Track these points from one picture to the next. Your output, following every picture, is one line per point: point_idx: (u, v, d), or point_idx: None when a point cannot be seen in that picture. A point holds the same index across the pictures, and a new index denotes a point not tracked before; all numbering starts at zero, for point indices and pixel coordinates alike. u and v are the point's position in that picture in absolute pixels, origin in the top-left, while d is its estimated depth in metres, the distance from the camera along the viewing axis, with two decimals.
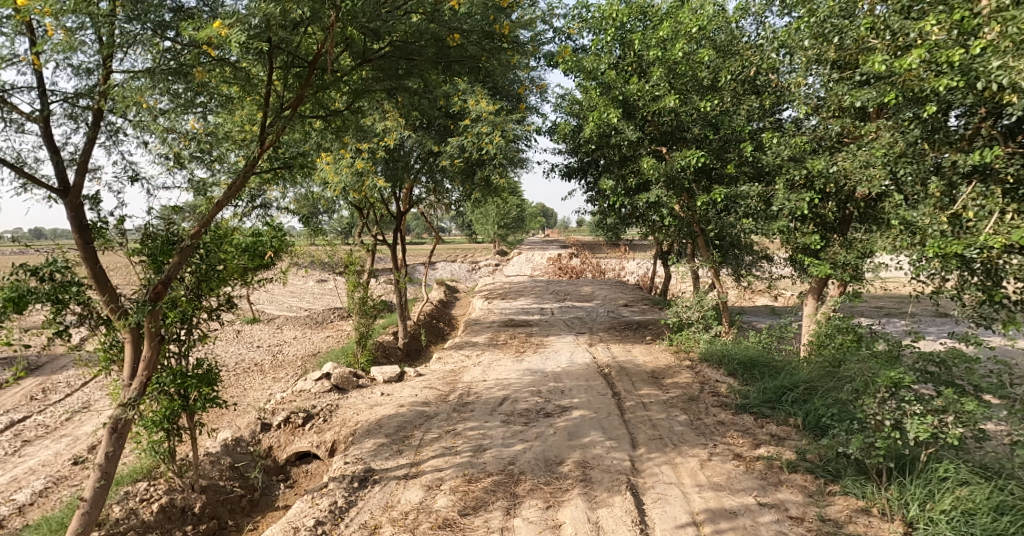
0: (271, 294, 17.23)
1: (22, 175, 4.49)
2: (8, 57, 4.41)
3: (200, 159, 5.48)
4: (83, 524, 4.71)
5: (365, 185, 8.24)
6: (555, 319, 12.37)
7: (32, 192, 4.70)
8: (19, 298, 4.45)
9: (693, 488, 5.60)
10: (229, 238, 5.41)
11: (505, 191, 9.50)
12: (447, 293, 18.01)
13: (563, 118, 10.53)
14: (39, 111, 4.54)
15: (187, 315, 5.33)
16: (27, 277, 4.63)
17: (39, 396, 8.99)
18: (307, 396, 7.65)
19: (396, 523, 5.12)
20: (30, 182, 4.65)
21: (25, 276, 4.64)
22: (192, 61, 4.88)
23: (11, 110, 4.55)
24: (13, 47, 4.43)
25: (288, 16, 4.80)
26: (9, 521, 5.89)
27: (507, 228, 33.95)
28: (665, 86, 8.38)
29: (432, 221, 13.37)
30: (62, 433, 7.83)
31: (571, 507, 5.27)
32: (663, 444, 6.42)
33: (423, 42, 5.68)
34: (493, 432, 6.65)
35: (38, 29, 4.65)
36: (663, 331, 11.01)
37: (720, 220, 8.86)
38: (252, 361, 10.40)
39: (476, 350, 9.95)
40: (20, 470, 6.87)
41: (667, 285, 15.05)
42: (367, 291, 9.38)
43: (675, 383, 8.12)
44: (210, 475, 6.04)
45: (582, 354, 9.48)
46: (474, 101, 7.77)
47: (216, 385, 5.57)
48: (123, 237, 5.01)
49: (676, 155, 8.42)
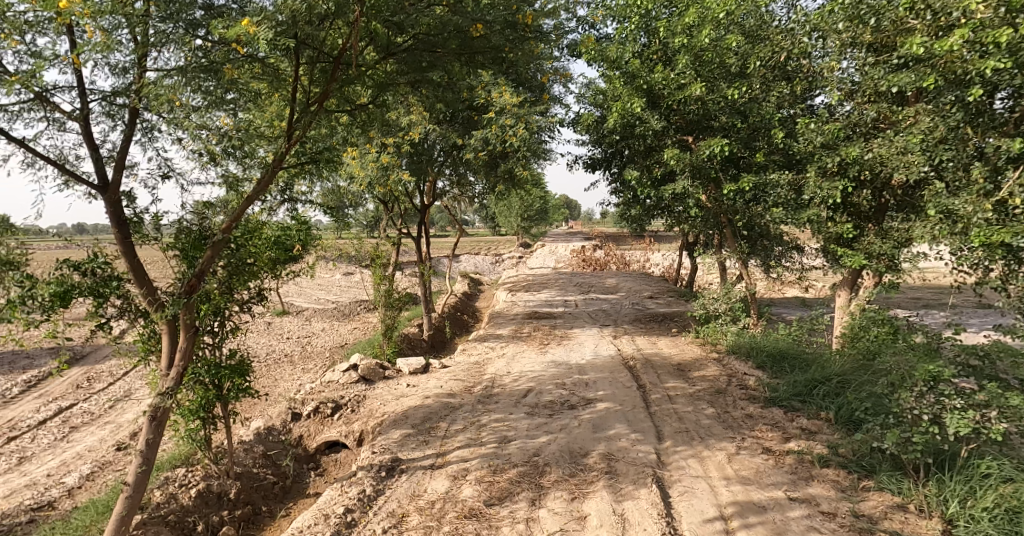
0: (298, 287, 17.64)
1: (65, 173, 4.69)
2: (50, 58, 4.57)
3: (232, 156, 5.72)
4: (127, 508, 4.87)
5: (389, 180, 8.18)
6: (579, 312, 12.30)
7: (73, 189, 4.91)
8: (64, 294, 4.73)
9: (721, 482, 5.55)
10: (259, 232, 5.67)
11: (528, 184, 9.33)
12: (470, 286, 18.11)
13: (586, 108, 10.40)
14: (79, 110, 4.71)
15: (220, 308, 5.61)
16: (70, 272, 4.87)
17: (83, 385, 9.37)
18: (335, 387, 7.78)
19: (422, 513, 5.23)
20: (71, 179, 4.85)
21: (68, 271, 4.89)
22: (222, 58, 5.13)
23: (53, 109, 4.74)
24: (55, 48, 4.59)
25: (313, 13, 4.99)
26: (60, 503, 6.20)
27: (530, 220, 33.42)
28: (690, 74, 8.23)
29: (454, 212, 13.37)
30: (106, 420, 8.17)
31: (595, 499, 5.30)
32: (689, 437, 6.37)
33: (446, 34, 5.82)
34: (518, 424, 6.68)
35: (78, 29, 4.84)
36: (689, 323, 10.80)
37: (747, 212, 8.62)
38: (282, 352, 10.67)
39: (500, 342, 9.98)
40: (69, 455, 7.22)
41: (694, 277, 14.52)
42: (393, 285, 9.45)
43: (702, 377, 8.00)
44: (244, 462, 6.27)
45: (607, 347, 9.43)
46: (497, 93, 7.61)
47: (248, 376, 5.91)
48: (158, 233, 5.31)
49: (701, 145, 8.27)
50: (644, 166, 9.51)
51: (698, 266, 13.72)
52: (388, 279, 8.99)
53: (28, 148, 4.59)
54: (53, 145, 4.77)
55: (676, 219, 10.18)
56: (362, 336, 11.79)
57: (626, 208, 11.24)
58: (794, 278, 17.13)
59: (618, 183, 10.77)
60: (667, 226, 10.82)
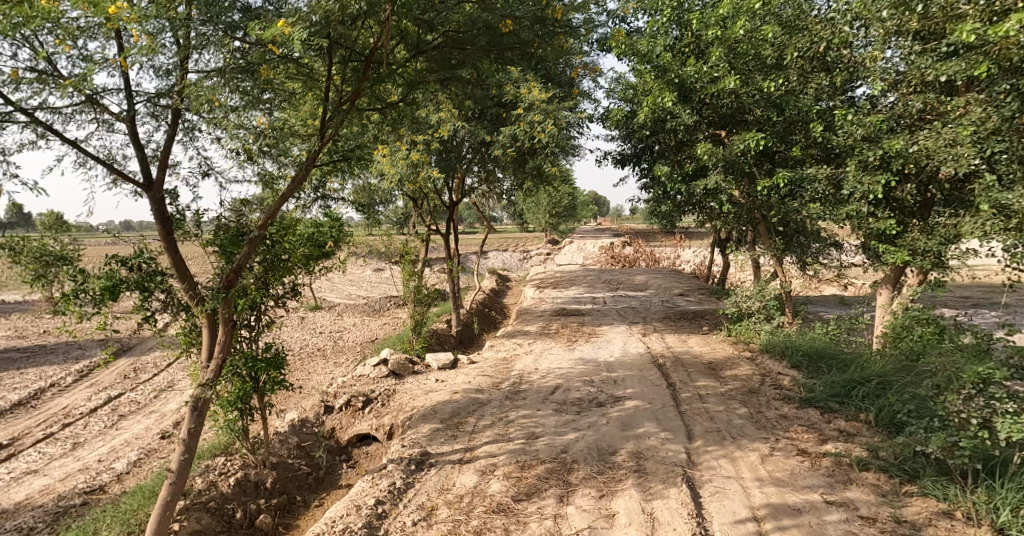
0: (331, 283, 17.99)
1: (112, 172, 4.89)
2: (100, 62, 4.78)
3: (268, 155, 5.88)
4: (171, 494, 5.01)
5: (419, 177, 8.27)
6: (607, 309, 12.21)
7: (121, 187, 5.13)
8: (113, 287, 4.95)
9: (753, 483, 5.45)
10: (293, 229, 5.83)
11: (557, 180, 9.30)
12: (498, 283, 18.17)
13: (616, 103, 10.29)
14: (126, 112, 4.91)
15: (256, 302, 5.80)
16: (118, 267, 5.08)
17: (130, 375, 9.79)
18: (367, 381, 7.93)
19: (451, 506, 5.30)
20: (118, 178, 5.06)
21: (117, 265, 5.09)
22: (258, 59, 5.23)
23: (102, 111, 4.95)
24: (105, 52, 4.80)
25: (345, 12, 5.10)
26: (110, 487, 6.51)
27: (559, 216, 33.32)
28: (724, 67, 8.03)
29: (483, 208, 13.44)
30: (151, 409, 8.52)
31: (624, 498, 5.28)
32: (720, 437, 6.27)
33: (476, 31, 5.84)
34: (546, 420, 6.69)
35: (125, 34, 5.03)
36: (721, 321, 10.60)
37: (783, 207, 8.42)
38: (315, 346, 10.93)
39: (527, 338, 9.99)
40: (118, 441, 7.57)
41: (726, 274, 14.23)
42: (423, 281, 9.55)
43: (735, 376, 7.85)
44: (279, 453, 6.46)
45: (636, 345, 9.34)
46: (526, 89, 7.58)
47: (283, 370, 6.11)
48: (199, 229, 5.51)
49: (735, 139, 8.10)
50: (675, 161, 9.37)
51: (730, 262, 13.45)
52: (417, 275, 9.10)
53: (80, 149, 4.81)
54: (102, 146, 4.99)
55: (708, 214, 10.09)
56: (393, 332, 11.97)
57: (656, 204, 11.10)
58: (832, 275, 16.63)
59: (648, 178, 10.64)
60: (698, 222, 10.64)
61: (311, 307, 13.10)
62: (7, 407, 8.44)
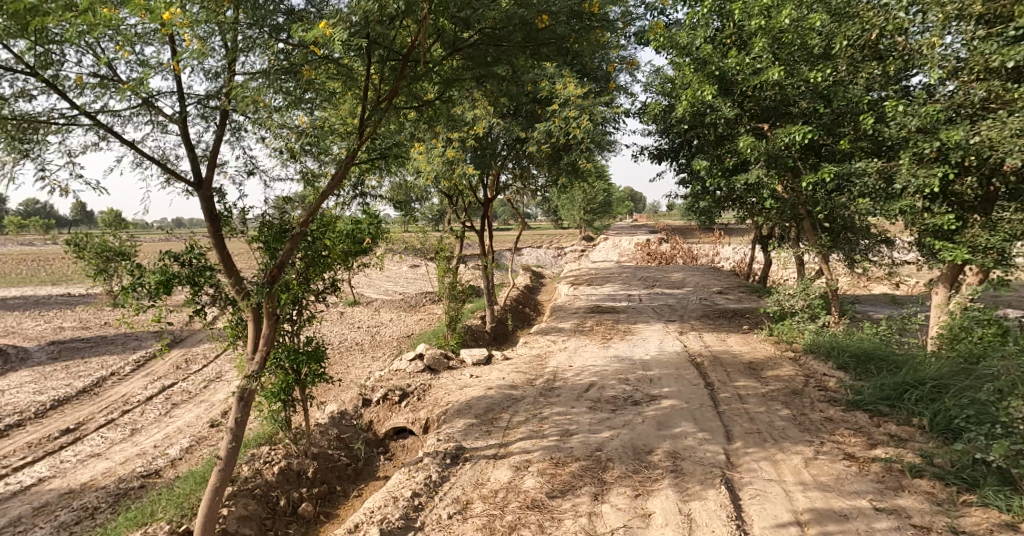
0: (368, 279, 18.34)
1: (165, 172, 5.13)
2: (155, 66, 5.00)
3: (310, 153, 6.04)
4: (220, 480, 5.18)
5: (455, 174, 8.39)
6: (643, 306, 12.01)
7: (173, 186, 5.37)
8: (167, 281, 5.19)
9: (797, 486, 5.29)
10: (333, 226, 5.95)
11: (592, 176, 9.21)
12: (532, 280, 18.16)
13: (653, 97, 10.09)
14: (178, 113, 5.13)
15: (298, 297, 5.98)
16: (171, 263, 5.33)
17: (182, 366, 10.25)
18: (403, 375, 8.07)
19: (486, 501, 5.34)
20: (171, 177, 5.31)
21: (170, 261, 5.35)
22: (301, 60, 5.40)
23: (156, 113, 5.18)
24: (159, 56, 5.02)
25: (384, 12, 5.17)
26: (164, 472, 6.85)
27: (594, 213, 32.99)
28: (768, 58, 7.73)
29: (517, 205, 13.42)
30: (201, 398, 8.91)
31: (660, 498, 5.21)
32: (762, 438, 6.10)
33: (511, 28, 5.82)
34: (580, 418, 6.66)
35: (179, 38, 5.25)
36: (762, 320, 10.28)
37: (829, 202, 8.09)
38: (354, 341, 11.17)
39: (562, 335, 9.94)
40: (171, 429, 7.94)
41: (768, 272, 13.80)
42: (458, 277, 9.62)
43: (777, 376, 7.61)
44: (320, 443, 6.64)
45: (673, 343, 9.18)
46: (562, 85, 7.49)
47: (324, 362, 6.33)
48: (245, 226, 5.63)
49: (779, 132, 7.83)
50: (715, 156, 9.12)
51: (772, 260, 13.06)
52: (452, 271, 9.18)
53: (136, 150, 5.06)
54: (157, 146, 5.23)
55: (750, 210, 9.68)
56: (428, 327, 12.12)
57: (695, 200, 10.85)
58: (883, 274, 15.93)
59: (686, 173, 10.42)
60: (738, 219, 10.34)
61: (349, 302, 13.40)
62: (72, 393, 8.97)
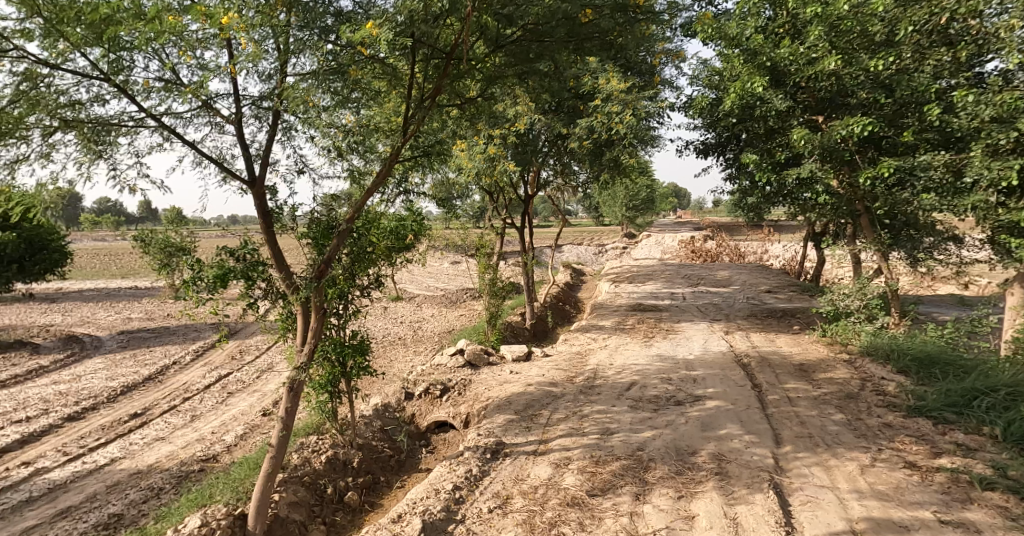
0: (410, 275, 18.64)
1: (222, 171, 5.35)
2: (213, 70, 5.21)
3: (356, 151, 6.18)
4: (271, 466, 5.35)
5: (496, 170, 8.50)
6: (687, 305, 11.73)
7: (229, 184, 5.59)
8: (223, 276, 5.35)
9: (852, 494, 5.08)
10: (378, 222, 6.08)
11: (635, 172, 9.06)
12: (573, 277, 18.04)
13: (699, 90, 9.82)
14: (234, 114, 5.33)
15: (344, 292, 6.09)
16: (227, 257, 5.52)
17: (237, 357, 10.71)
18: (443, 370, 8.17)
19: (526, 496, 5.36)
20: (227, 175, 5.54)
21: (226, 256, 5.53)
22: (348, 60, 5.52)
23: (214, 114, 5.40)
24: (217, 60, 5.22)
25: (429, 11, 5.21)
26: (221, 457, 7.18)
27: (637, 209, 32.46)
28: (824, 47, 7.41)
29: (558, 201, 13.36)
30: (254, 388, 9.28)
31: (704, 500, 5.10)
32: (813, 443, 5.87)
33: (555, 23, 5.75)
34: (621, 417, 6.58)
35: (235, 42, 5.44)
36: (813, 321, 9.86)
37: (890, 198, 7.63)
38: (396, 335, 11.38)
39: (602, 333, 9.83)
40: (226, 416, 8.31)
41: (820, 271, 13.22)
42: (498, 274, 9.65)
43: (830, 379, 7.30)
44: (364, 434, 6.80)
45: (718, 343, 8.94)
46: (605, 79, 7.36)
47: (368, 355, 6.47)
48: (295, 222, 5.86)
49: (836, 124, 7.48)
50: (765, 150, 8.79)
51: (826, 258, 12.54)
52: (492, 268, 9.21)
53: (196, 150, 5.30)
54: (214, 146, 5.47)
55: (802, 206, 9.19)
56: (469, 323, 12.22)
57: (743, 195, 10.51)
58: (948, 273, 15.03)
59: (734, 168, 10.11)
60: (789, 215, 9.94)
61: (392, 298, 13.66)
62: (139, 380, 9.50)
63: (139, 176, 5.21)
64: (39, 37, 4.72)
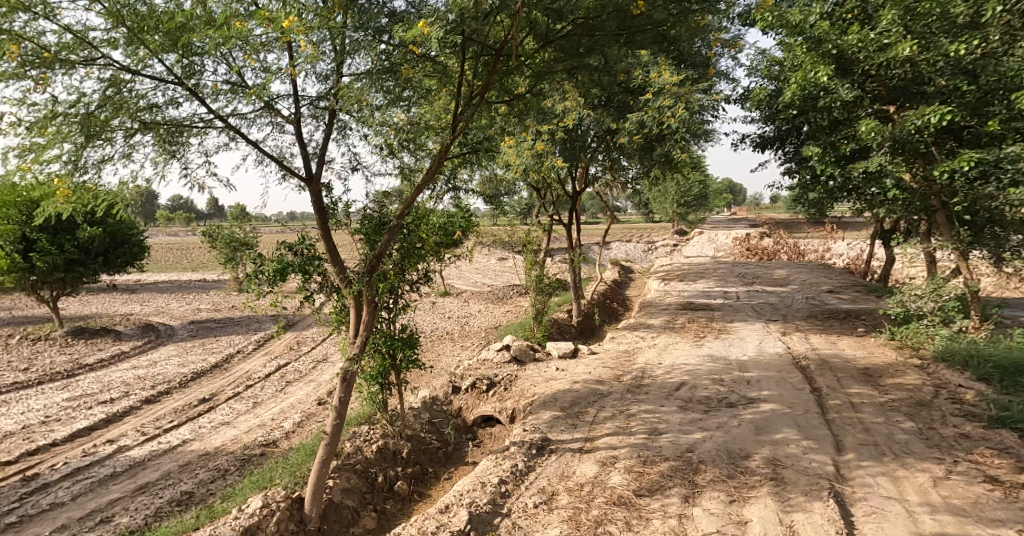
0: (458, 270, 18.87)
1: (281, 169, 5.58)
2: (274, 72, 5.42)
3: (407, 149, 6.31)
4: (326, 454, 5.54)
5: (544, 166, 8.43)
6: (741, 304, 11.38)
7: (288, 182, 5.82)
8: (282, 270, 5.56)
9: (922, 507, 4.84)
10: (426, 218, 6.18)
11: (686, 167, 8.85)
12: (621, 274, 17.81)
13: (757, 81, 9.48)
14: (293, 115, 5.53)
15: (394, 287, 6.16)
16: (286, 252, 5.72)
17: (294, 347, 11.15)
18: (489, 365, 8.24)
19: (572, 493, 5.35)
20: (286, 173, 5.77)
21: (285, 250, 5.75)
22: (400, 59, 5.62)
23: (275, 114, 5.62)
24: (278, 62, 5.42)
25: (479, 8, 5.18)
26: (280, 443, 7.50)
27: (689, 206, 31.69)
28: (897, 32, 7.03)
29: (607, 197, 13.21)
30: (309, 378, 9.63)
31: (758, 506, 4.96)
32: (879, 451, 5.60)
33: (605, 16, 5.71)
34: (669, 417, 6.45)
35: (295, 44, 5.62)
36: (880, 323, 9.35)
37: (972, 192, 7.17)
38: (444, 330, 11.55)
39: (651, 332, 9.66)
40: (285, 404, 8.66)
41: (889, 270, 12.50)
42: (545, 271, 9.64)
43: (899, 385, 6.93)
44: (413, 426, 6.93)
45: (774, 344, 8.64)
46: (657, 72, 7.30)
47: (416, 349, 6.60)
48: (348, 218, 6.06)
49: (910, 113, 7.05)
50: (829, 143, 8.39)
51: (895, 257, 11.89)
52: (539, 265, 9.21)
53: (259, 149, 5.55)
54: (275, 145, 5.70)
55: (868, 202, 8.76)
56: (515, 319, 12.27)
57: (803, 191, 10.08)
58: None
59: (794, 162, 9.71)
60: (856, 211, 9.46)
61: (440, 293, 13.88)
62: (206, 367, 10.04)
63: (208, 174, 5.50)
64: (123, 45, 5.00)
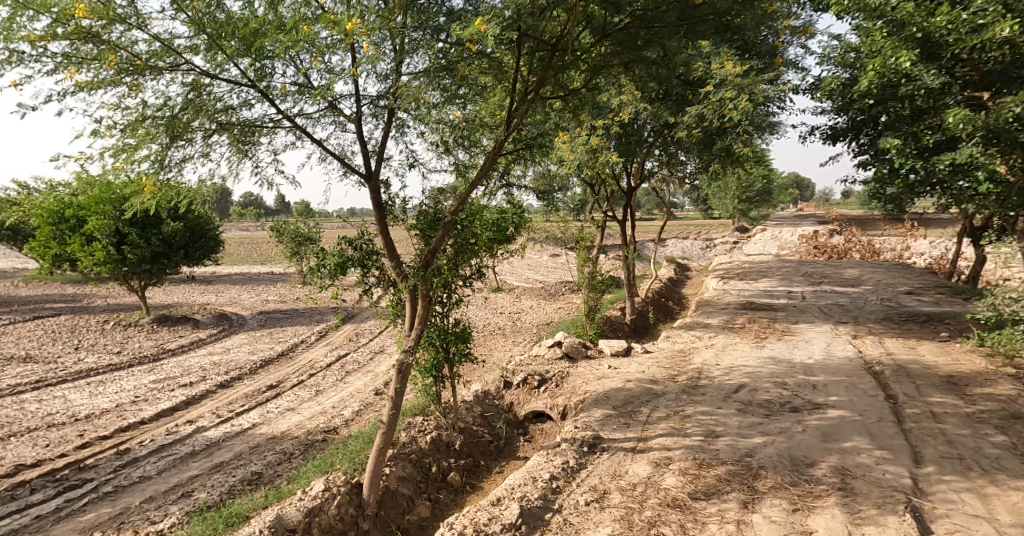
0: (511, 266, 18.95)
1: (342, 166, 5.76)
2: (337, 73, 5.60)
3: (462, 146, 6.39)
4: (382, 443, 5.68)
5: (598, 161, 8.19)
6: (807, 305, 10.91)
7: (349, 179, 6.00)
8: (342, 263, 5.75)
9: (1011, 529, 4.52)
10: (480, 214, 6.27)
11: (749, 162, 8.55)
12: (677, 272, 17.42)
13: (830, 70, 9.03)
14: (354, 113, 5.70)
15: (449, 282, 6.27)
16: (347, 246, 5.96)
17: (353, 338, 11.52)
18: (541, 361, 8.25)
19: (624, 493, 5.29)
20: (347, 170, 5.95)
21: (346, 245, 5.98)
22: (456, 57, 5.69)
23: (337, 113, 5.81)
24: (340, 63, 5.60)
25: (535, 4, 5.20)
26: (340, 430, 7.77)
27: (750, 202, 30.58)
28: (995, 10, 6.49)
29: (665, 193, 12.93)
30: (368, 369, 9.93)
31: (824, 516, 4.76)
32: (961, 466, 5.25)
33: (665, 7, 5.59)
34: (727, 420, 6.27)
35: (357, 45, 5.79)
36: (966, 328, 8.73)
37: None
38: (497, 325, 11.64)
39: (708, 331, 9.40)
40: (345, 393, 8.97)
41: (976, 272, 11.65)
42: (598, 267, 9.56)
43: (987, 395, 6.47)
44: (466, 419, 7.03)
45: (843, 347, 8.23)
46: (719, 64, 7.09)
47: (469, 343, 6.69)
48: (405, 214, 6.17)
49: (1005, 100, 6.51)
50: (910, 133, 7.88)
51: (985, 257, 11.08)
52: (593, 261, 9.13)
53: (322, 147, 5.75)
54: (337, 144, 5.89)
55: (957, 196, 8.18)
56: (568, 316, 12.22)
57: (878, 185, 9.54)
58: None
59: (868, 154, 9.21)
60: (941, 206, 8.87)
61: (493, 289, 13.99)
62: (274, 356, 10.53)
63: (276, 172, 5.75)
64: (202, 51, 5.29)
